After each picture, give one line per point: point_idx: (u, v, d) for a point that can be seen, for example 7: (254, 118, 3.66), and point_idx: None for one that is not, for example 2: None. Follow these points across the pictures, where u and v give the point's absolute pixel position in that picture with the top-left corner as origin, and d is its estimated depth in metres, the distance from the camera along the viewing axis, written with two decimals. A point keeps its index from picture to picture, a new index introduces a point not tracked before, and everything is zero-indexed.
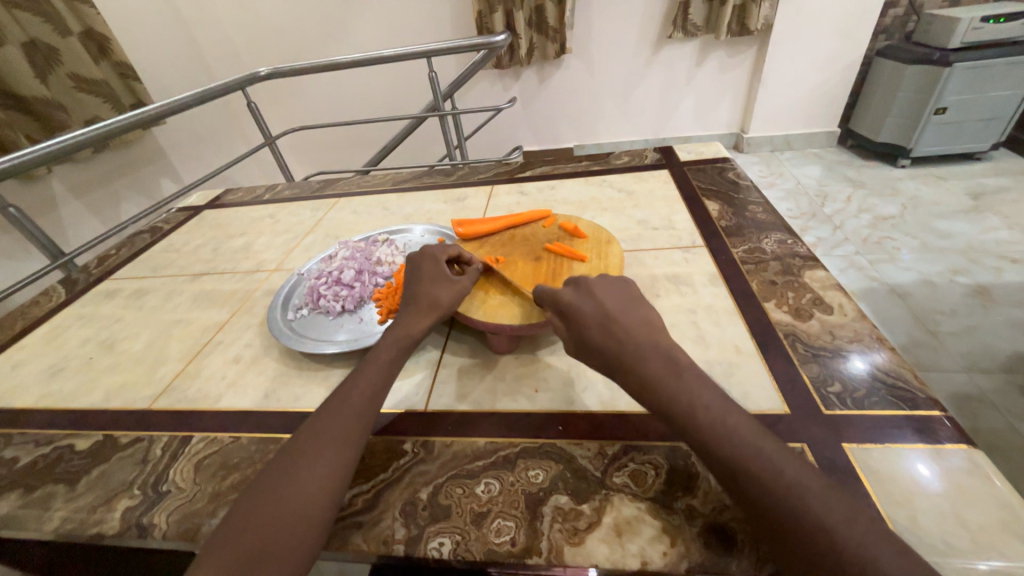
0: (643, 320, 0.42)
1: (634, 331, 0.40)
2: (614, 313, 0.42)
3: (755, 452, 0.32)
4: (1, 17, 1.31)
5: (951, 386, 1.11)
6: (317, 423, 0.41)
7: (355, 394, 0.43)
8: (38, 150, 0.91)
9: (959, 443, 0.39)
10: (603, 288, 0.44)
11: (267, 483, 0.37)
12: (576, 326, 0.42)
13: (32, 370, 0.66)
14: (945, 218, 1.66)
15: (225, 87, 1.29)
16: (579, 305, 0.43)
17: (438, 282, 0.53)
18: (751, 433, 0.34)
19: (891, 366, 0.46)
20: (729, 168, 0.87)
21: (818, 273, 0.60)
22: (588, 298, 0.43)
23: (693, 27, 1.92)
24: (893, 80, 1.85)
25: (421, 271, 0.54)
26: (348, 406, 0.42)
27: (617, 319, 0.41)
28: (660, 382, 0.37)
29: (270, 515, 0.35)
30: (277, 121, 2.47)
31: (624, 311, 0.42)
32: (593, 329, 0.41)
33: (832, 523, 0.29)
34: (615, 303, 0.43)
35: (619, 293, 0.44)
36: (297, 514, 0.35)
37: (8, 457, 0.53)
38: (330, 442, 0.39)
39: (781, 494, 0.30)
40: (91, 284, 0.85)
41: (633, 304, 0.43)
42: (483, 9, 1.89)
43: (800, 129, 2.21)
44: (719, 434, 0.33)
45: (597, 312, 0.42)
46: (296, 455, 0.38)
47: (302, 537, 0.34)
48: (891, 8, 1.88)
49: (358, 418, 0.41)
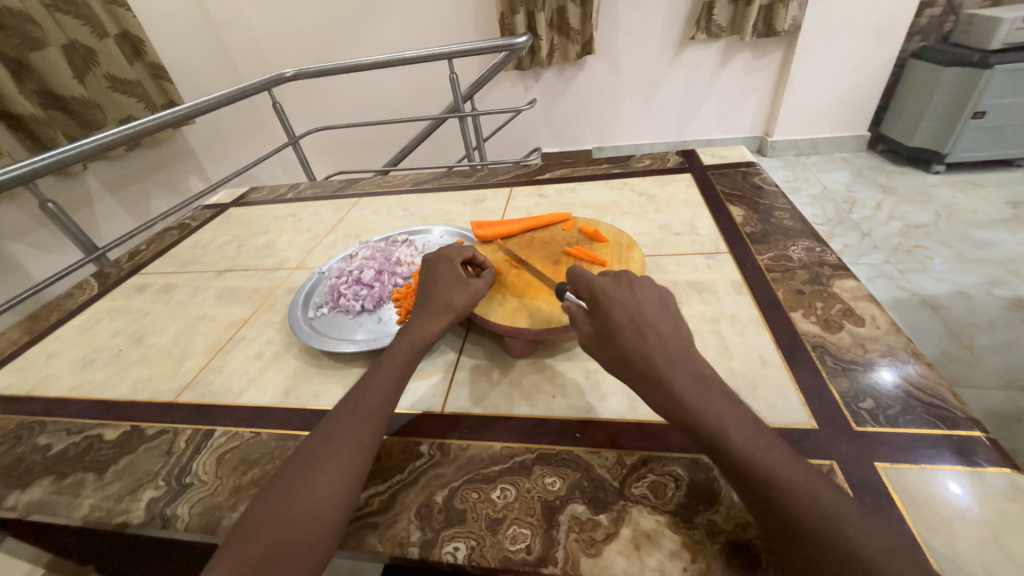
0: (672, 329, 0.39)
1: (666, 340, 0.38)
2: (644, 319, 0.40)
3: (783, 474, 0.31)
4: (43, 19, 1.37)
5: (986, 403, 1.06)
6: (332, 423, 0.41)
7: (368, 396, 0.43)
8: (74, 148, 0.94)
9: (1001, 466, 0.37)
10: (633, 290, 0.42)
11: (283, 484, 0.37)
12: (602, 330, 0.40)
13: (65, 360, 0.68)
14: (982, 227, 1.60)
15: (251, 88, 1.31)
16: (607, 308, 0.41)
17: (452, 285, 0.53)
18: (776, 452, 0.32)
19: (925, 381, 0.44)
20: (755, 173, 0.85)
21: (849, 283, 0.57)
22: (614, 302, 0.41)
23: (717, 28, 1.89)
24: (929, 83, 1.79)
25: (435, 274, 0.54)
26: (361, 406, 0.42)
27: (647, 326, 0.39)
28: (690, 398, 0.35)
29: (284, 516, 0.35)
30: (301, 121, 2.52)
31: (653, 316, 0.40)
32: (621, 333, 0.39)
33: (864, 553, 0.27)
34: (645, 308, 0.41)
35: (654, 297, 0.42)
36: (310, 515, 0.35)
37: (41, 444, 0.55)
38: (346, 440, 0.40)
39: (816, 516, 0.29)
40: (122, 278, 0.88)
41: (667, 309, 0.41)
42: (505, 10, 1.90)
43: (828, 133, 2.15)
44: (751, 455, 0.32)
45: (624, 317, 0.40)
46: (312, 456, 0.38)
47: (315, 539, 0.34)
48: (927, 8, 1.81)
49: (372, 420, 0.41)
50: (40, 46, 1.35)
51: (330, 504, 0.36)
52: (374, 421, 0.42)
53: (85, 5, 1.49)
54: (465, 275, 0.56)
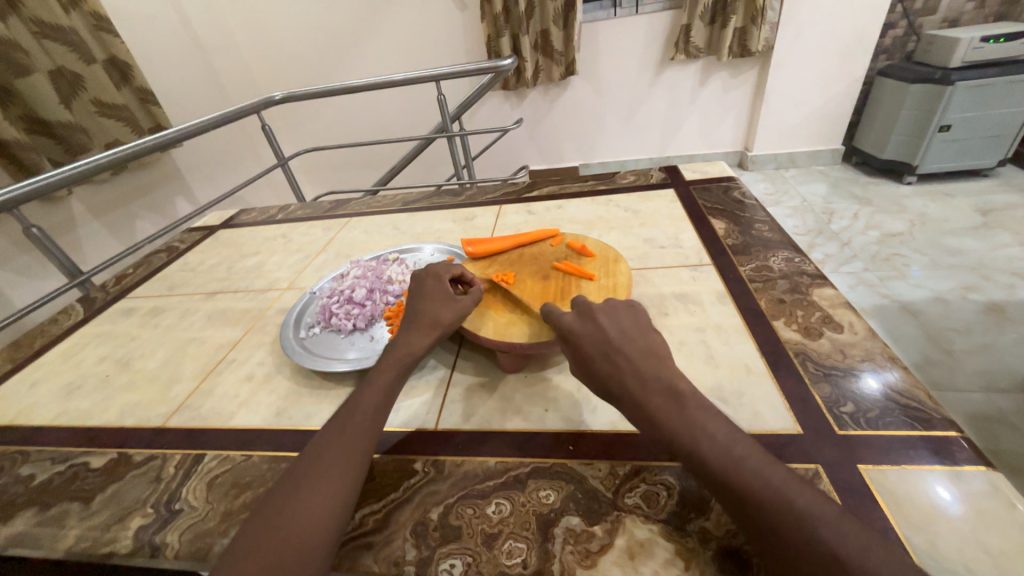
0: (647, 350, 0.42)
1: (638, 362, 0.41)
2: (618, 342, 0.43)
3: (762, 477, 0.32)
4: (30, 46, 1.38)
5: (968, 406, 1.09)
6: (321, 442, 0.41)
7: (357, 414, 0.43)
8: (60, 173, 0.93)
9: (977, 465, 0.39)
10: (609, 316, 0.45)
11: (273, 507, 0.37)
12: (580, 360, 0.44)
13: (49, 388, 0.67)
14: (955, 234, 1.65)
15: (239, 111, 1.32)
16: (579, 339, 0.44)
17: (440, 301, 0.54)
18: (754, 456, 0.33)
19: (903, 385, 0.46)
20: (734, 187, 0.88)
21: (827, 291, 0.60)
22: (585, 332, 0.44)
23: (695, 49, 1.97)
24: (896, 99, 1.88)
25: (425, 289, 0.55)
26: (350, 423, 0.43)
27: (617, 350, 0.42)
28: (664, 413, 0.37)
29: (275, 539, 0.35)
30: (290, 142, 2.54)
31: (621, 341, 0.43)
32: (596, 357, 0.42)
33: (845, 551, 0.28)
34: (617, 334, 0.43)
35: (625, 321, 0.45)
36: (301, 536, 0.35)
37: (24, 474, 0.53)
38: (336, 458, 0.40)
39: (796, 517, 0.30)
40: (108, 303, 0.87)
41: (639, 332, 0.44)
42: (491, 33, 1.96)
43: (805, 147, 2.23)
44: (728, 464, 0.33)
45: (600, 341, 0.43)
46: (302, 476, 0.39)
47: (305, 561, 0.34)
48: (891, 29, 1.91)
49: (358, 440, 0.41)
50: (26, 72, 1.35)
51: (320, 525, 0.36)
52: (363, 438, 0.42)
53: (73, 31, 1.50)
54: (453, 291, 0.57)
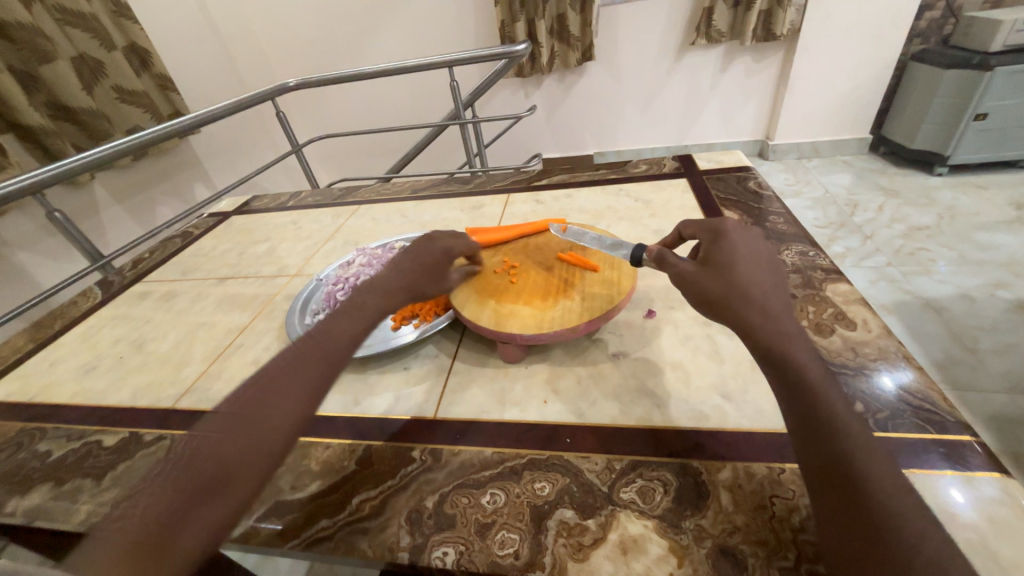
0: (781, 282, 0.39)
1: (775, 287, 0.38)
2: (760, 265, 0.40)
3: (849, 432, 0.31)
4: (53, 32, 1.40)
5: (990, 407, 1.05)
6: (266, 383, 0.40)
7: (302, 365, 0.41)
8: (80, 158, 0.95)
9: (991, 471, 0.37)
10: (753, 241, 0.42)
11: (204, 448, 0.36)
12: (719, 262, 0.40)
13: (68, 367, 0.69)
14: (986, 229, 1.58)
15: (254, 98, 1.33)
16: (727, 247, 0.41)
17: (431, 273, 0.50)
18: (844, 415, 0.31)
19: (918, 386, 0.44)
20: (750, 177, 0.85)
21: (842, 286, 0.57)
22: (735, 246, 0.41)
23: (717, 33, 1.90)
24: (929, 85, 1.79)
25: (422, 251, 0.51)
26: (297, 368, 0.41)
27: (764, 272, 0.39)
28: (782, 336, 0.35)
29: (192, 480, 0.34)
30: (305, 129, 2.55)
31: (763, 268, 0.40)
32: (740, 267, 0.39)
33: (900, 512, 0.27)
34: (762, 257, 0.41)
35: (762, 249, 0.41)
36: (220, 482, 0.34)
37: (42, 450, 0.55)
38: (276, 402, 0.38)
39: (864, 473, 0.29)
40: (124, 287, 0.89)
41: (773, 263, 0.41)
42: (505, 18, 1.92)
43: (829, 136, 2.14)
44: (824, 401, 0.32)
45: (744, 258, 0.40)
46: (238, 418, 0.37)
47: (219, 507, 0.33)
48: (927, 11, 1.80)
49: (296, 391, 0.39)
50: (50, 59, 1.38)
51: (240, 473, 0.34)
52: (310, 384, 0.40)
53: (95, 18, 1.52)
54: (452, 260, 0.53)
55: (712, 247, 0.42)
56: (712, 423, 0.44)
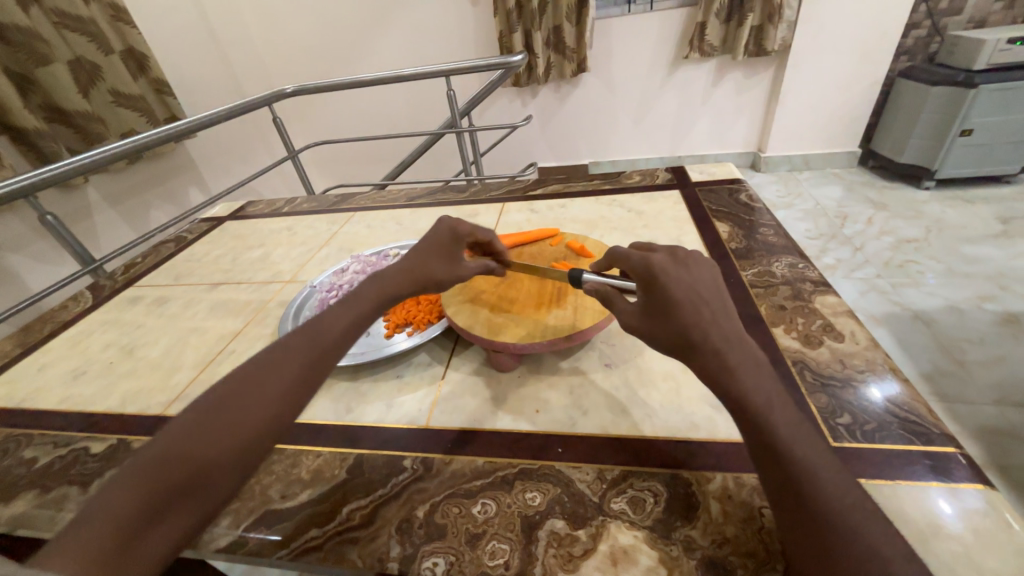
0: (725, 311, 0.36)
1: (721, 320, 0.35)
2: (701, 297, 0.36)
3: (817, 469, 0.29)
4: (51, 36, 1.41)
5: (979, 418, 1.06)
6: (243, 380, 0.38)
7: (290, 355, 0.40)
8: (74, 161, 0.95)
9: (975, 482, 0.37)
10: (691, 268, 0.39)
11: (185, 431, 0.34)
12: (659, 304, 0.37)
13: (56, 373, 0.69)
14: (972, 242, 1.61)
15: (251, 104, 1.33)
16: (664, 285, 0.37)
17: (441, 257, 0.51)
18: (808, 451, 0.30)
19: (903, 397, 0.45)
20: (741, 190, 0.87)
21: (830, 298, 0.58)
22: (673, 279, 0.38)
23: (710, 47, 1.94)
24: (916, 102, 1.83)
25: (435, 237, 0.53)
26: (278, 364, 0.39)
27: (704, 303, 0.36)
28: (735, 376, 0.33)
29: (159, 479, 0.32)
30: (302, 136, 2.56)
31: (705, 301, 0.36)
32: (681, 309, 0.36)
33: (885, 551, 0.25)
34: (702, 287, 0.37)
35: (700, 274, 0.38)
36: (190, 484, 0.32)
37: (27, 457, 0.55)
38: (252, 398, 0.37)
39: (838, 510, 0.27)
40: (115, 292, 0.89)
41: (716, 290, 0.38)
42: (503, 30, 1.95)
43: (820, 149, 2.18)
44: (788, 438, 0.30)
45: (683, 294, 0.36)
46: (205, 422, 0.35)
47: (185, 512, 0.32)
48: (913, 29, 1.85)
49: (285, 380, 0.39)
50: (46, 62, 1.38)
51: (211, 480, 0.33)
52: (294, 381, 0.39)
53: (93, 22, 1.52)
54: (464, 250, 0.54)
55: (649, 284, 0.39)
56: (703, 433, 0.44)
